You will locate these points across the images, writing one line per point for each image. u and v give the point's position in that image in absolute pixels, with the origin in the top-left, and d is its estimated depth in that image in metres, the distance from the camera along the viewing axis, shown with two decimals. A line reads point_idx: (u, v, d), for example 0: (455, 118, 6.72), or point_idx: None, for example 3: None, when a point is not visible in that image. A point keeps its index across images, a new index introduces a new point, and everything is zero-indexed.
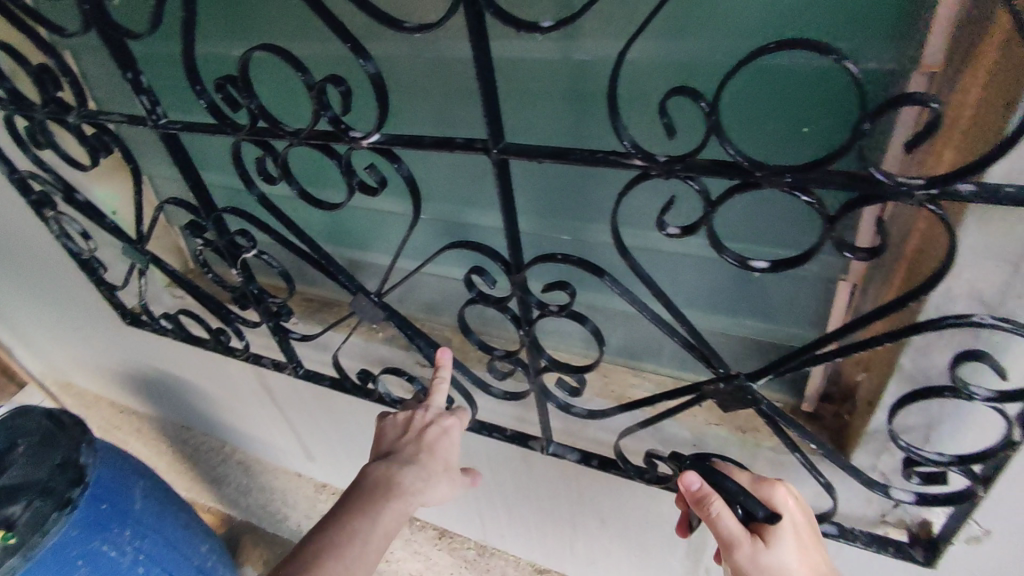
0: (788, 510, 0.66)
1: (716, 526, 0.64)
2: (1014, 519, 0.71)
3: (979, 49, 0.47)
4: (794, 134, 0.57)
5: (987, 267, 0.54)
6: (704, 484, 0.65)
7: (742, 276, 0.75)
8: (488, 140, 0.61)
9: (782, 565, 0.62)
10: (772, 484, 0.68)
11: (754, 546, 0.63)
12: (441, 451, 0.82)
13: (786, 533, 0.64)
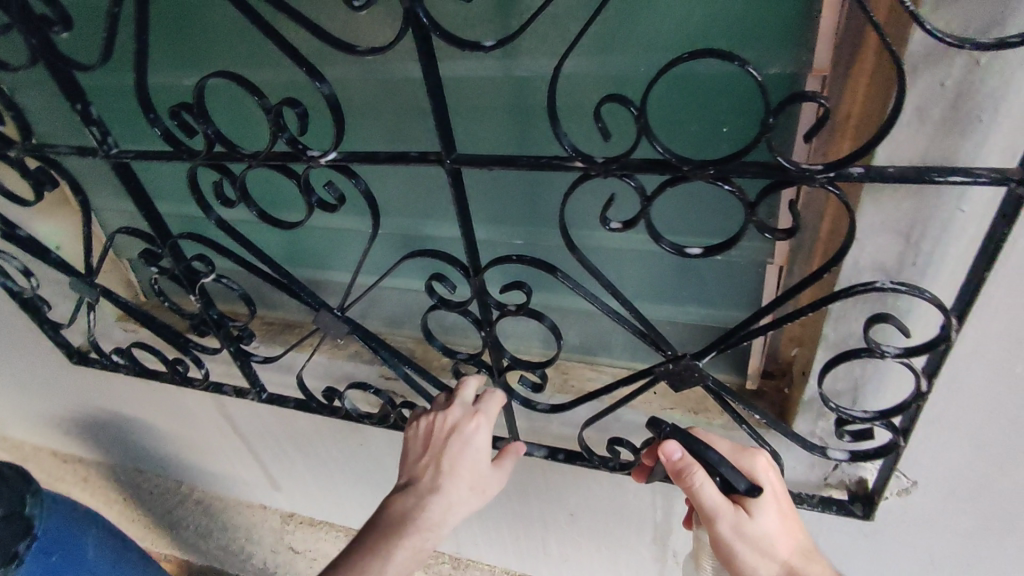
0: (767, 476, 0.72)
1: (698, 497, 0.70)
2: (935, 467, 0.80)
3: (857, 54, 0.56)
4: (714, 132, 0.65)
5: (883, 241, 0.62)
6: (686, 454, 0.70)
7: (682, 266, 0.82)
8: (440, 151, 0.66)
9: (761, 528, 0.69)
10: (752, 453, 0.74)
11: (735, 514, 0.69)
12: (462, 468, 0.80)
13: (765, 500, 0.70)
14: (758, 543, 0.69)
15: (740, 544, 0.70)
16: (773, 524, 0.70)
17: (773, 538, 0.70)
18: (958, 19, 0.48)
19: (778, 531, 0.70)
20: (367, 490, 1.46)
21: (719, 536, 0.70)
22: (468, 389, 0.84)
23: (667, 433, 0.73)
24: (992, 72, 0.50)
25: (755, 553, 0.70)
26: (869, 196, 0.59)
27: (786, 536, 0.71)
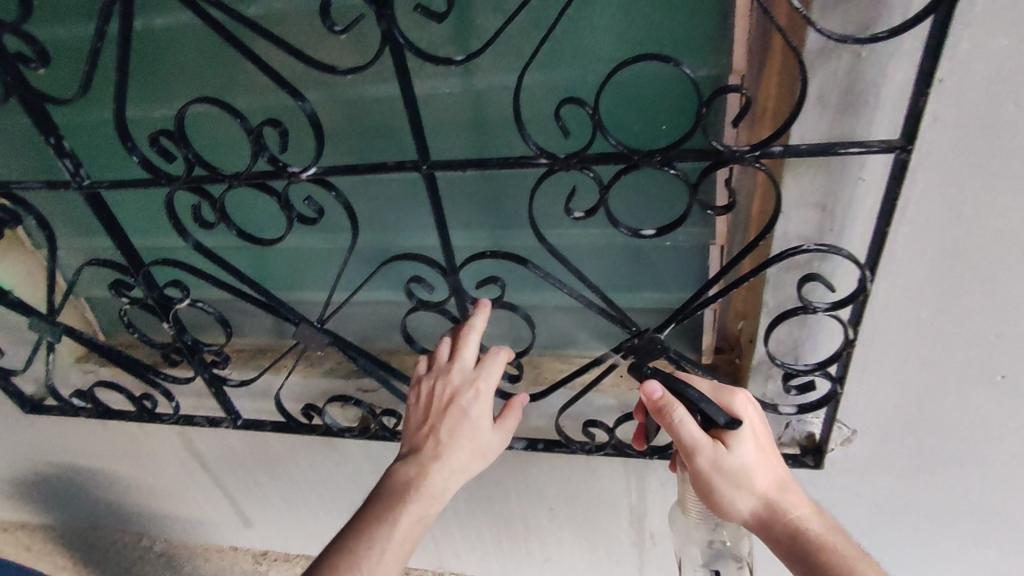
0: (746, 412, 0.77)
1: (679, 432, 0.74)
2: (869, 413, 0.92)
3: (767, 55, 0.67)
4: (656, 129, 0.75)
5: (804, 213, 0.73)
6: (666, 393, 0.75)
7: (636, 255, 0.91)
8: (417, 158, 0.73)
9: (739, 460, 0.74)
10: (731, 391, 0.79)
11: (714, 447, 0.74)
12: (461, 436, 0.83)
13: (743, 433, 0.75)
14: (737, 474, 0.75)
15: (720, 476, 0.75)
16: (751, 456, 0.75)
17: (751, 469, 0.75)
18: (840, 23, 0.60)
19: (755, 462, 0.75)
20: (345, 514, 1.45)
21: (700, 469, 0.75)
22: (467, 355, 0.85)
23: (649, 373, 0.80)
24: (871, 65, 0.62)
25: (734, 483, 0.75)
26: (789, 173, 0.71)
27: (764, 466, 0.76)
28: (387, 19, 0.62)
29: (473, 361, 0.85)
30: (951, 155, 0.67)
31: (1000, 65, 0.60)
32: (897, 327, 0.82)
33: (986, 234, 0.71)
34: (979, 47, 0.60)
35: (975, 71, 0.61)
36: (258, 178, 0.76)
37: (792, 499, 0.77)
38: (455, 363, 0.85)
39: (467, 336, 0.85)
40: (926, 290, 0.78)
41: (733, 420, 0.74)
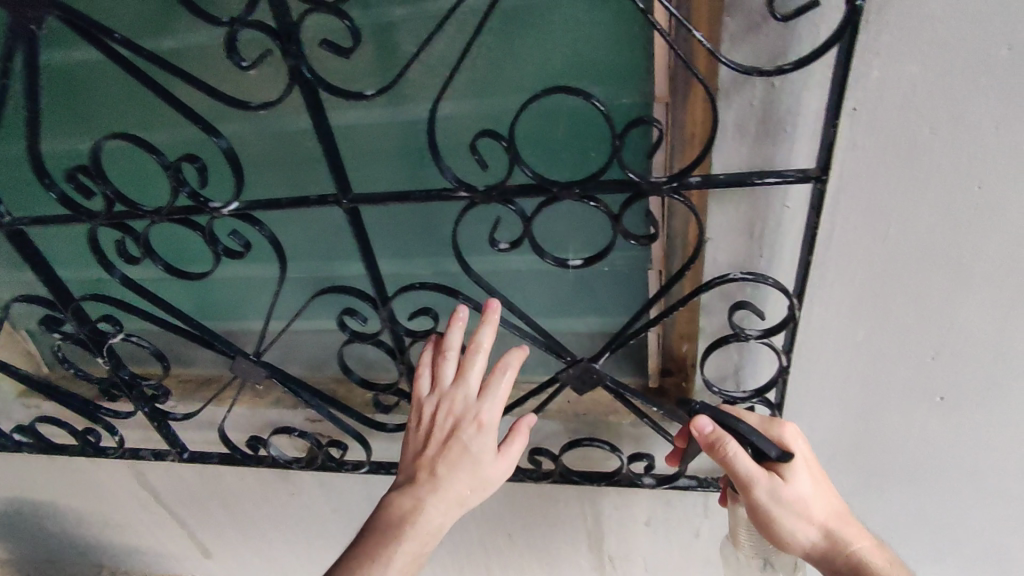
0: (798, 443, 0.76)
1: (735, 467, 0.72)
2: (815, 434, 0.92)
3: (688, 83, 0.65)
4: (585, 156, 0.75)
5: (731, 240, 0.73)
6: (717, 427, 0.73)
7: (575, 281, 0.90)
8: (338, 192, 0.71)
9: (795, 492, 0.73)
10: (781, 423, 0.77)
11: (772, 480, 0.73)
12: (461, 468, 0.76)
13: (799, 465, 0.75)
14: (796, 508, 0.73)
15: (777, 510, 0.73)
16: (806, 487, 0.74)
17: (808, 501, 0.74)
18: (751, 55, 0.59)
19: (811, 494, 0.74)
20: (304, 543, 1.43)
21: (758, 503, 0.73)
22: (471, 378, 0.78)
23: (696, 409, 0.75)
24: (785, 94, 0.61)
25: (794, 517, 0.74)
26: (712, 201, 0.71)
27: (821, 498, 0.75)
28: (293, 54, 0.60)
29: (479, 385, 0.78)
30: (869, 180, 0.66)
31: (910, 91, 0.59)
32: (832, 348, 0.81)
33: (912, 256, 0.71)
34: (889, 75, 0.59)
35: (886, 98, 0.60)
36: (179, 214, 0.75)
37: (851, 530, 0.76)
38: (460, 387, 0.78)
39: (472, 356, 0.78)
40: (860, 314, 0.77)
41: (785, 451, 0.73)
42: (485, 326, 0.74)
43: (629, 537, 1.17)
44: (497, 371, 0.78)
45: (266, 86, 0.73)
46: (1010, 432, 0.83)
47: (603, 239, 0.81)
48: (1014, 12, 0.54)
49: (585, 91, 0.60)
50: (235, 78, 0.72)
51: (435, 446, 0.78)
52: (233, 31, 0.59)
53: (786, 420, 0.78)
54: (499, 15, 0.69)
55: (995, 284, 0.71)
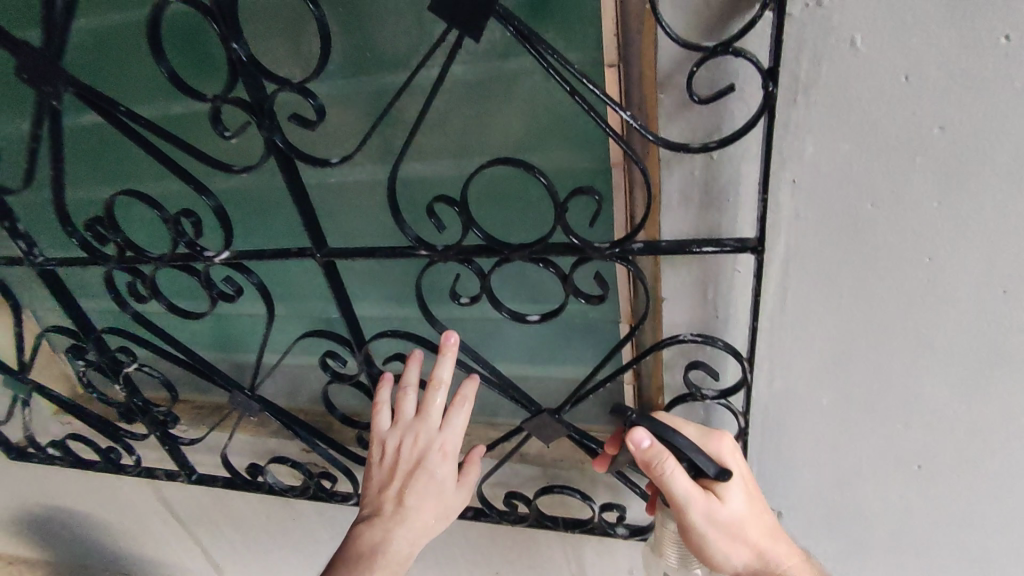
0: (734, 459, 0.75)
1: (669, 485, 0.70)
2: (790, 494, 0.90)
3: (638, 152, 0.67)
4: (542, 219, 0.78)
5: (686, 299, 0.74)
6: (654, 443, 0.69)
7: (549, 330, 0.93)
8: (313, 245, 0.77)
9: (729, 513, 0.72)
10: (719, 438, 0.76)
11: (706, 501, 0.71)
12: (426, 499, 0.81)
13: (733, 483, 0.73)
14: (731, 529, 0.72)
15: (711, 530, 0.72)
16: (740, 507, 0.73)
17: (742, 521, 0.73)
18: (685, 131, 0.62)
19: (746, 515, 0.73)
20: (307, 567, 1.48)
21: (692, 523, 0.72)
22: (433, 412, 0.81)
23: (633, 421, 0.71)
24: (724, 165, 0.63)
25: (726, 537, 0.73)
26: (666, 262, 0.73)
27: (754, 519, 0.74)
28: (266, 126, 0.66)
29: (440, 418, 0.82)
30: (815, 250, 0.67)
31: (846, 166, 0.60)
32: (799, 411, 0.81)
33: (866, 325, 0.71)
34: (823, 150, 0.60)
35: (823, 172, 0.61)
36: (177, 261, 0.82)
37: (784, 553, 0.76)
38: (423, 422, 0.81)
39: (435, 390, 0.80)
40: (825, 376, 0.76)
41: (722, 470, 0.71)
42: (444, 356, 0.77)
43: None
44: (456, 407, 0.81)
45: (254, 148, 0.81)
46: (995, 507, 0.80)
47: (558, 301, 0.88)
48: (940, 93, 0.54)
49: (528, 163, 0.63)
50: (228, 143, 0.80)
51: (400, 477, 0.82)
52: (216, 107, 0.66)
53: (723, 434, 0.77)
54: (462, 86, 0.73)
55: (955, 357, 0.70)
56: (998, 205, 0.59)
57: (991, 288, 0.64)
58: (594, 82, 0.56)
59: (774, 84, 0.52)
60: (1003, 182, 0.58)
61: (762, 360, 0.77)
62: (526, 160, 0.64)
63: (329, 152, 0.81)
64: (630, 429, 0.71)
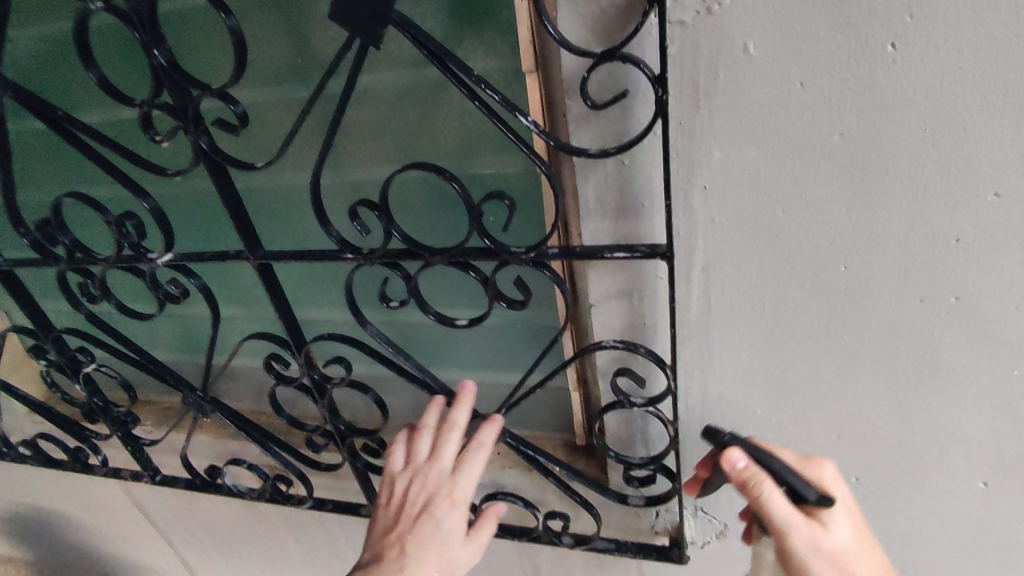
0: (839, 487, 0.68)
1: (769, 510, 0.64)
2: (732, 508, 0.88)
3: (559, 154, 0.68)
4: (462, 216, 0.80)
5: (613, 306, 0.74)
6: (751, 462, 0.66)
7: (492, 335, 0.93)
8: (247, 248, 0.78)
9: (837, 547, 0.64)
10: (819, 464, 0.70)
11: (811, 528, 0.64)
12: (429, 550, 0.76)
13: (839, 512, 0.66)
14: (842, 567, 0.63)
15: (818, 567, 0.64)
16: (850, 542, 0.65)
17: (854, 557, 0.64)
18: (596, 136, 0.62)
19: (858, 552, 0.65)
20: (277, 570, 1.49)
21: (795, 555, 0.64)
22: (446, 455, 0.79)
23: (726, 441, 0.69)
24: (636, 171, 0.63)
25: (835, 574, 0.64)
26: (590, 268, 0.72)
27: (869, 557, 0.65)
28: (191, 130, 0.67)
29: (453, 463, 0.79)
30: (733, 256, 0.66)
31: (755, 174, 0.60)
32: (734, 421, 0.79)
33: (794, 332, 0.69)
34: (731, 156, 0.60)
35: (732, 179, 0.61)
36: (121, 261, 0.82)
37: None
38: (434, 463, 0.79)
39: (447, 435, 0.79)
40: (756, 388, 0.75)
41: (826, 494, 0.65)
42: (459, 401, 0.78)
43: None
44: (470, 451, 0.78)
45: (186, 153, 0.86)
46: (935, 520, 0.79)
47: (485, 304, 0.88)
48: (837, 101, 0.55)
49: (440, 167, 0.63)
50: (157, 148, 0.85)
51: (405, 521, 0.77)
52: (142, 112, 0.66)
53: (821, 460, 0.71)
54: (392, 92, 0.75)
55: (887, 368, 0.69)
56: (905, 214, 0.59)
57: (909, 298, 0.63)
58: (494, 88, 0.57)
59: (663, 90, 0.53)
60: (907, 192, 0.58)
61: (692, 368, 0.76)
62: (439, 164, 0.64)
63: (266, 155, 0.82)
64: (723, 450, 0.68)
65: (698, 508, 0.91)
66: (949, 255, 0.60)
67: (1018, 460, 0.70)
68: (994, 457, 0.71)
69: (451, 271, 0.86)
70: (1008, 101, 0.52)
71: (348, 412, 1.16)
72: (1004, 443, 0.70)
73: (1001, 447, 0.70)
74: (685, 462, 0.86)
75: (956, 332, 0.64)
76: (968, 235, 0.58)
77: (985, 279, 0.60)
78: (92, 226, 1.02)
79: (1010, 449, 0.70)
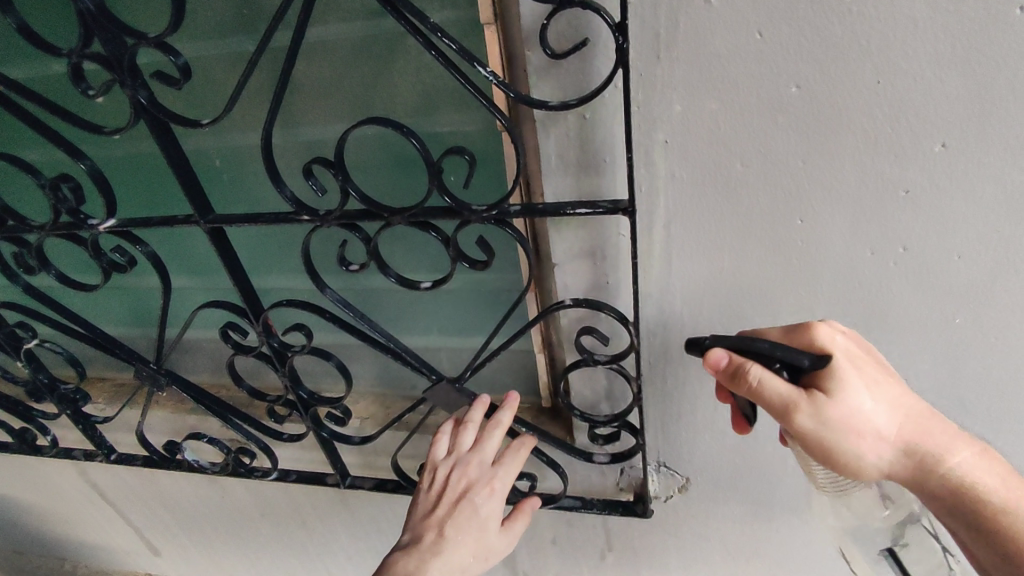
0: (837, 344, 0.64)
1: (765, 393, 0.62)
2: (693, 462, 0.91)
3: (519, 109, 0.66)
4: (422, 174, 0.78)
5: (576, 265, 0.74)
6: (733, 355, 0.64)
7: (455, 299, 0.92)
8: (196, 212, 0.75)
9: (849, 407, 0.62)
10: (812, 326, 0.65)
11: (814, 400, 0.61)
12: (466, 536, 0.78)
13: (844, 373, 0.63)
14: (860, 426, 0.62)
15: (832, 433, 0.62)
16: (863, 399, 0.62)
17: (869, 412, 0.63)
18: (556, 89, 0.60)
19: (873, 406, 0.63)
20: (243, 545, 1.47)
21: (809, 431, 0.62)
22: (488, 447, 0.80)
23: (709, 344, 0.66)
24: (597, 126, 0.62)
25: (854, 434, 0.62)
26: (552, 227, 0.72)
27: (887, 409, 0.64)
28: (129, 85, 0.63)
29: (492, 455, 0.81)
30: (693, 212, 0.66)
31: (714, 127, 0.60)
32: (695, 377, 0.81)
33: (752, 286, 0.70)
34: (690, 110, 0.60)
35: (693, 133, 0.61)
36: (59, 228, 0.77)
37: (938, 439, 0.64)
38: (475, 456, 0.80)
39: (491, 430, 0.80)
40: None
41: (818, 360, 0.63)
42: (504, 409, 0.80)
43: (536, 553, 1.19)
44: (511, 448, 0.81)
45: (122, 111, 0.81)
46: None
47: (446, 268, 0.87)
48: (794, 53, 0.55)
49: (398, 123, 0.61)
50: (92, 105, 0.80)
51: (444, 508, 0.79)
52: (73, 64, 0.61)
53: (814, 323, 0.66)
54: (344, 45, 0.71)
55: (839, 319, 0.71)
56: (858, 165, 0.60)
57: (861, 249, 0.65)
58: (450, 36, 0.54)
59: (623, 39, 0.52)
60: (860, 143, 0.59)
61: (655, 325, 0.77)
62: (396, 120, 0.62)
63: (212, 113, 0.78)
64: (707, 354, 0.66)
65: (661, 463, 0.93)
66: (898, 206, 0.61)
67: (958, 403, 0.74)
68: (938, 401, 0.75)
69: (412, 231, 0.84)
70: (955, 51, 0.53)
71: (311, 382, 1.14)
72: (947, 387, 0.73)
73: (943, 391, 0.74)
74: (648, 419, 0.87)
75: (904, 282, 0.66)
76: (917, 186, 0.60)
77: (931, 229, 0.62)
78: (25, 191, 0.97)
79: (950, 392, 0.73)
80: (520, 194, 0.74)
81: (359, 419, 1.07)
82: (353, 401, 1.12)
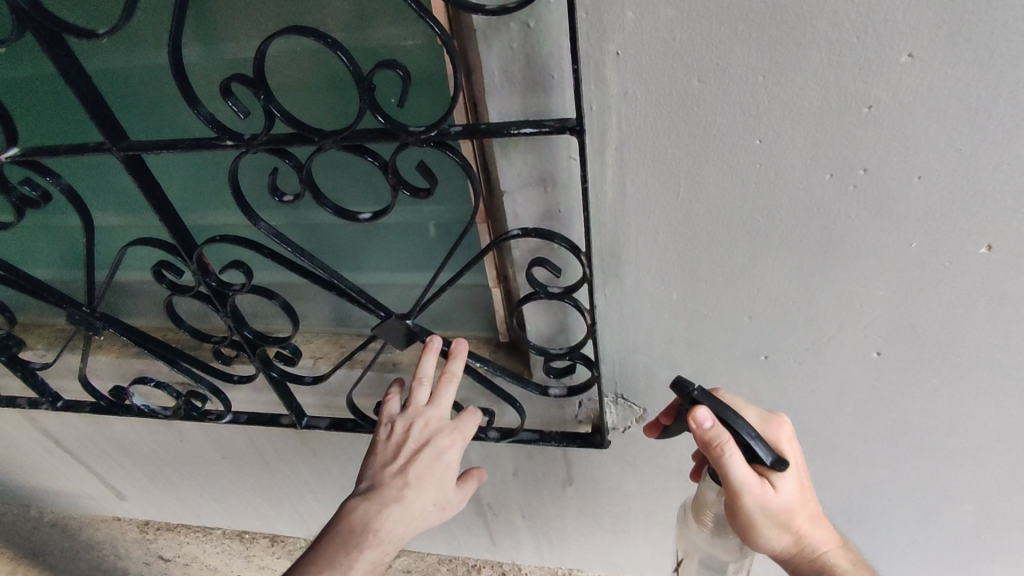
0: (791, 447, 0.75)
1: (728, 468, 0.69)
2: (650, 394, 0.91)
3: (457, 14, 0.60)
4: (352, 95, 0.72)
5: (526, 194, 0.70)
6: (717, 424, 0.67)
7: (404, 232, 0.88)
8: (107, 139, 0.67)
9: (781, 501, 0.72)
10: (780, 424, 0.75)
11: (762, 488, 0.70)
12: (428, 482, 0.76)
13: (789, 471, 0.73)
14: (781, 518, 0.73)
15: (761, 517, 0.72)
16: (792, 494, 0.73)
17: (792, 507, 0.73)
18: None
19: (795, 500, 0.74)
20: (208, 486, 1.47)
21: (748, 509, 0.71)
22: (449, 399, 0.79)
23: (695, 397, 0.69)
24: (543, 36, 0.57)
25: (775, 522, 0.73)
26: (499, 151, 0.67)
27: (802, 503, 0.75)
28: None
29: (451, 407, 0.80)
30: (648, 133, 0.62)
31: (668, 36, 0.55)
32: (650, 310, 0.79)
33: (709, 214, 0.68)
34: (644, 17, 0.55)
35: (646, 44, 0.56)
36: None
37: (824, 534, 0.78)
38: (433, 410, 0.79)
39: (448, 382, 0.80)
40: (673, 273, 0.74)
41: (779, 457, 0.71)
42: (455, 359, 0.79)
43: (499, 485, 1.21)
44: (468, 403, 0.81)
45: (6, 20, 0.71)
46: (833, 392, 0.84)
47: (389, 200, 0.83)
48: None
49: (320, 32, 0.55)
50: None
51: (405, 457, 0.77)
52: None
53: (781, 419, 0.75)
54: None
55: (794, 249, 0.69)
56: (820, 79, 0.56)
57: (819, 172, 0.62)
58: None
59: None
60: (824, 54, 0.55)
61: (609, 256, 0.74)
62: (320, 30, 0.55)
63: (113, 20, 0.69)
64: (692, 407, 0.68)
65: (617, 396, 0.93)
66: (860, 125, 0.58)
67: (909, 330, 0.74)
68: (889, 327, 0.74)
69: (349, 159, 0.78)
70: None
71: (259, 322, 1.09)
72: (899, 313, 0.73)
73: (895, 319, 0.73)
74: (604, 352, 0.86)
75: (863, 206, 0.64)
76: (880, 102, 0.57)
77: (893, 149, 0.59)
78: None
79: (901, 319, 0.73)
80: (464, 115, 0.68)
81: (312, 358, 1.04)
82: (305, 339, 1.08)
